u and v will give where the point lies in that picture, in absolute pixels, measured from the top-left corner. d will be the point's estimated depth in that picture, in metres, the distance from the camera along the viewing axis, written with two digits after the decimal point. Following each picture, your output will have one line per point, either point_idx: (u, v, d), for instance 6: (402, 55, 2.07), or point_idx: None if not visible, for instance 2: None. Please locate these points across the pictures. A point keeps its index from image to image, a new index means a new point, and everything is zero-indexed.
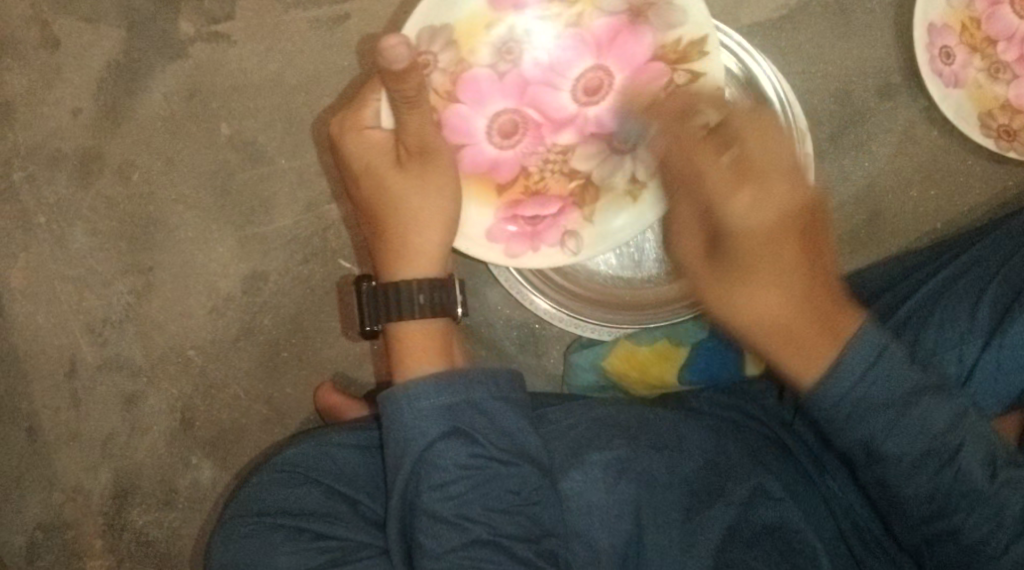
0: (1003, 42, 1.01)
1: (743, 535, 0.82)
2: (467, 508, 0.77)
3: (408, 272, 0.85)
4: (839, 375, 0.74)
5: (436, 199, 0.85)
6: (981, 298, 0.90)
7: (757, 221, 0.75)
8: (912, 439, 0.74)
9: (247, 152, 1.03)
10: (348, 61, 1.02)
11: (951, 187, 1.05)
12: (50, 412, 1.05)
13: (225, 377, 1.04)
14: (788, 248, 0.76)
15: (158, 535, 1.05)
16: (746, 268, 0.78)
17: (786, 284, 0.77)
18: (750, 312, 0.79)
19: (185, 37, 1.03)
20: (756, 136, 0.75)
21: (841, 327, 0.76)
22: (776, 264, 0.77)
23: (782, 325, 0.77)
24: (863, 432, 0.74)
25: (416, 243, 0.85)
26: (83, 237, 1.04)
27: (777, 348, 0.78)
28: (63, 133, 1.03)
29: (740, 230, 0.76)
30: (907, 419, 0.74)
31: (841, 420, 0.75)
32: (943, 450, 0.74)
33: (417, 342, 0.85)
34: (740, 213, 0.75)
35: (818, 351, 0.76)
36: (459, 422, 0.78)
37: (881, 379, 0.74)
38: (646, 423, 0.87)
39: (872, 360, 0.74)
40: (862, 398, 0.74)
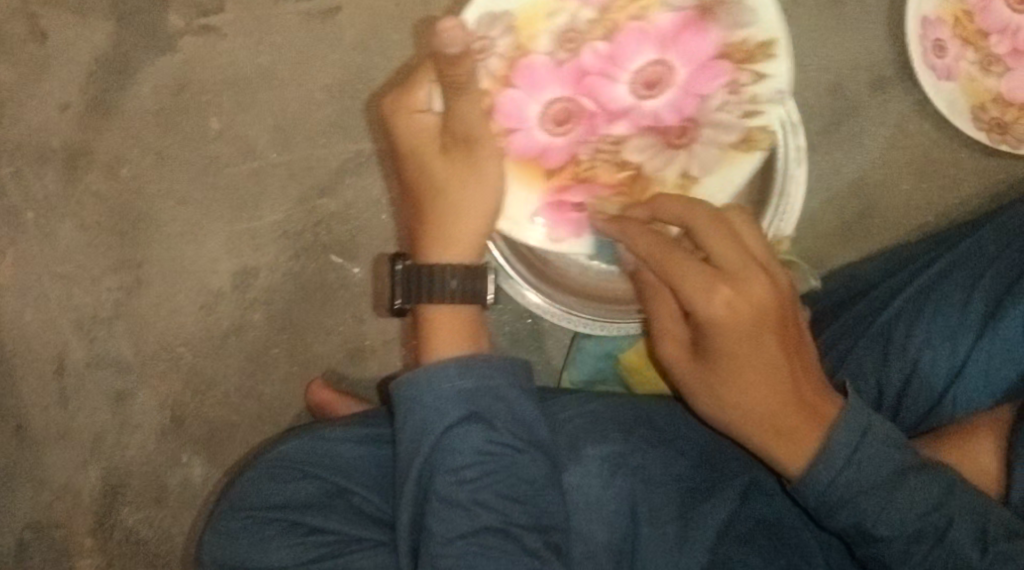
0: (995, 35, 1.00)
1: (740, 530, 0.80)
2: (482, 493, 0.76)
3: (443, 259, 0.86)
4: (826, 460, 0.72)
5: (481, 187, 0.84)
6: (973, 290, 0.90)
7: (732, 314, 0.75)
8: (903, 519, 0.71)
9: (238, 146, 1.02)
10: (339, 55, 1.01)
11: (943, 180, 1.05)
12: (38, 410, 1.04)
13: (216, 374, 1.03)
14: (768, 341, 0.76)
15: (148, 534, 1.04)
16: (730, 365, 0.76)
17: (775, 377, 0.76)
18: (741, 407, 0.77)
19: (174, 30, 1.02)
20: (716, 227, 0.77)
21: (826, 412, 0.75)
22: (758, 359, 0.76)
23: (769, 415, 0.76)
24: (853, 515, 0.72)
25: (456, 231, 0.84)
26: (72, 232, 1.03)
27: (764, 440, 0.76)
28: (51, 127, 1.02)
29: (721, 324, 0.75)
30: (896, 496, 0.71)
31: (835, 503, 0.72)
32: (934, 528, 0.71)
33: (449, 326, 0.86)
34: (717, 308, 0.75)
35: (802, 436, 0.74)
36: (477, 406, 0.78)
37: (868, 461, 0.72)
38: (644, 418, 0.87)
39: (856, 444, 0.72)
40: (850, 479, 0.72)
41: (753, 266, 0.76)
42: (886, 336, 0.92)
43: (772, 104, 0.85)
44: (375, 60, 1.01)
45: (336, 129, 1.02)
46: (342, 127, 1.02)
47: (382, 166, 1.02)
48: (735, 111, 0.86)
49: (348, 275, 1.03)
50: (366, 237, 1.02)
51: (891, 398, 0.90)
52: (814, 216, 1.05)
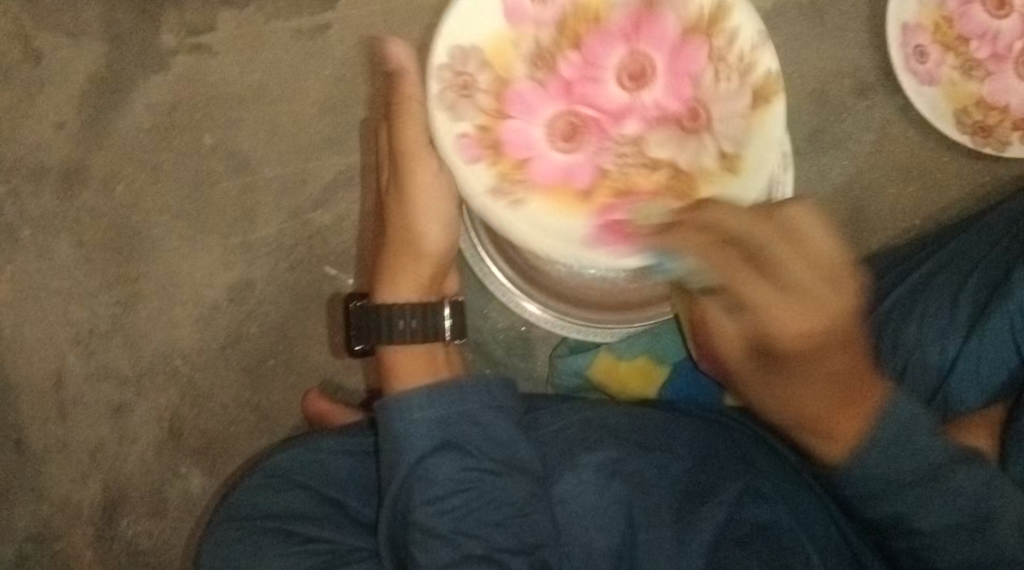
0: (975, 40, 1.02)
1: (735, 534, 0.81)
2: (462, 522, 0.77)
3: (399, 298, 0.90)
4: (860, 455, 0.70)
5: (426, 225, 0.89)
6: (961, 291, 0.91)
7: (803, 335, 0.62)
8: (944, 513, 0.72)
9: (231, 161, 1.04)
10: (330, 70, 1.03)
11: (927, 184, 1.06)
12: (37, 425, 1.05)
13: (213, 386, 1.05)
14: (834, 355, 0.65)
15: (148, 545, 1.05)
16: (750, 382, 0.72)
17: (830, 390, 0.68)
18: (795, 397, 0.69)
19: (166, 48, 1.03)
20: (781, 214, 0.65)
21: (976, 437, 0.76)
22: (823, 368, 0.66)
23: (820, 411, 0.70)
24: (898, 507, 0.72)
25: (404, 267, 0.90)
26: (69, 248, 1.04)
27: (811, 432, 0.72)
28: (46, 146, 1.04)
29: (785, 347, 0.64)
30: (946, 489, 0.72)
31: (875, 493, 0.72)
32: (977, 519, 0.72)
33: (411, 362, 0.89)
34: (780, 321, 0.62)
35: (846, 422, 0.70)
36: (448, 435, 0.79)
37: (903, 449, 0.70)
38: (636, 425, 0.88)
39: (902, 436, 0.70)
40: (884, 470, 0.71)
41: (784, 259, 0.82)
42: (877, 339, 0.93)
43: (760, 53, 0.87)
44: (365, 74, 1.03)
45: (327, 143, 1.04)
46: (334, 141, 1.04)
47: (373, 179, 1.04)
48: (731, 77, 0.87)
49: (341, 286, 1.04)
50: (359, 248, 1.04)
51: None
52: None
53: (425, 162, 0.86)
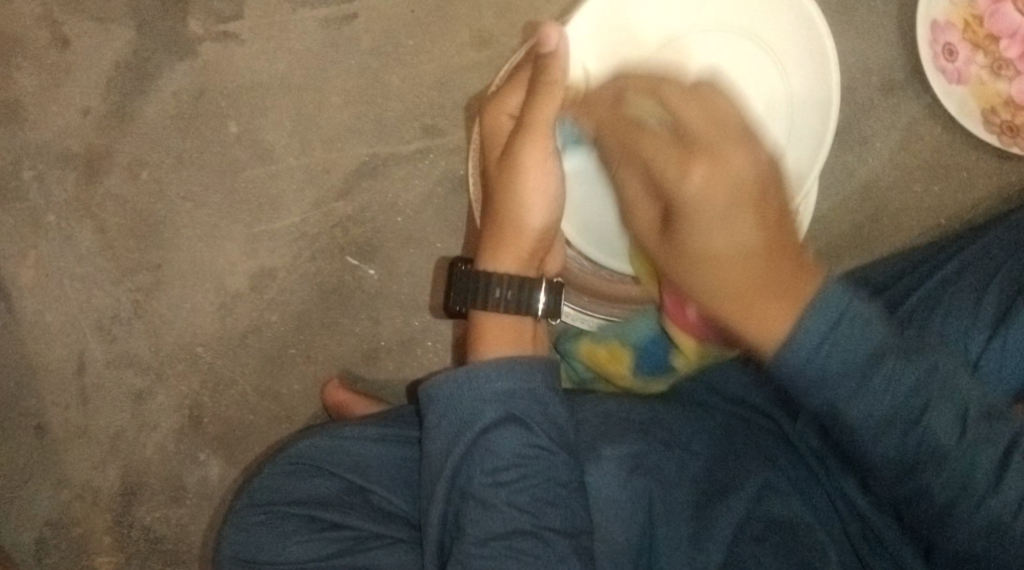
0: (1005, 39, 1.00)
1: (754, 530, 0.81)
2: (516, 496, 0.77)
3: (498, 267, 0.83)
4: (799, 333, 0.63)
5: (529, 202, 0.82)
6: (984, 291, 0.89)
7: (711, 190, 0.62)
8: (878, 404, 0.66)
9: (256, 149, 1.04)
10: (354, 59, 1.03)
11: (955, 183, 1.04)
12: (58, 410, 1.05)
13: (233, 374, 1.05)
14: (697, 169, 0.62)
15: (166, 532, 1.05)
16: (697, 223, 0.63)
17: (751, 274, 0.64)
18: (702, 290, 0.66)
19: (193, 35, 1.04)
20: (692, 99, 0.65)
21: (802, 279, 0.64)
22: (740, 235, 0.63)
23: (739, 281, 0.64)
24: (829, 397, 0.65)
25: (506, 239, 0.83)
26: (93, 234, 1.05)
27: (733, 315, 0.66)
28: (72, 131, 1.04)
29: (703, 200, 0.62)
30: (874, 384, 0.65)
31: (803, 390, 0.65)
32: (910, 412, 0.66)
33: (500, 335, 0.83)
34: (694, 188, 0.62)
35: (773, 315, 0.64)
36: (515, 409, 0.78)
37: (846, 344, 0.64)
38: (658, 419, 0.87)
39: (834, 323, 0.64)
40: (828, 361, 0.64)
41: (743, 138, 0.63)
42: None
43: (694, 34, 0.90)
44: (391, 64, 1.03)
45: (351, 132, 1.03)
46: (358, 131, 1.03)
47: (396, 169, 1.03)
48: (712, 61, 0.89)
49: (362, 276, 1.04)
50: (381, 238, 1.04)
51: None
52: (828, 217, 1.05)
53: (540, 136, 0.79)
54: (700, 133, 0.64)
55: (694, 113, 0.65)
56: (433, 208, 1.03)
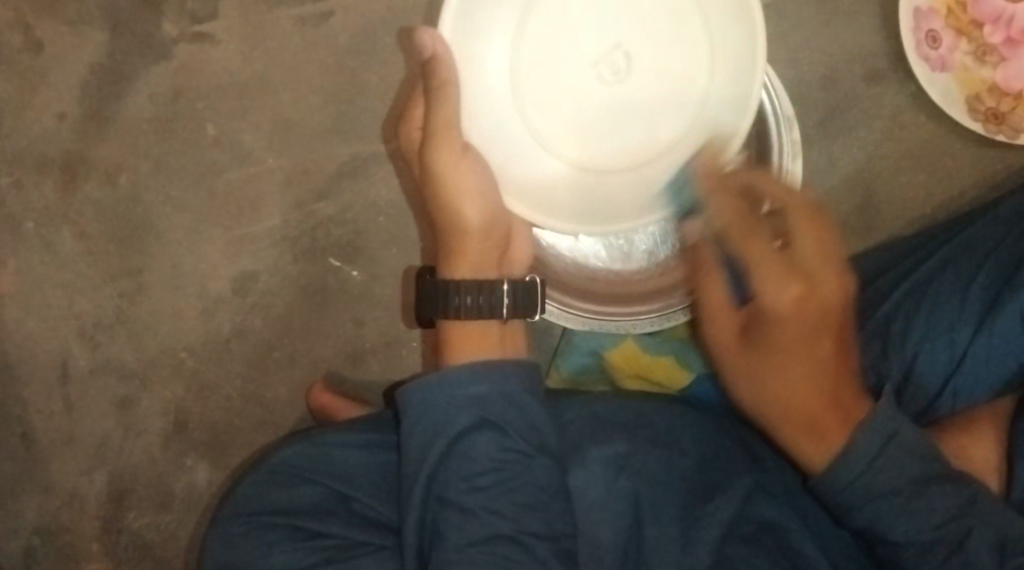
0: (988, 25, 0.99)
1: (741, 530, 0.80)
2: (494, 501, 0.77)
3: (455, 274, 0.83)
4: (851, 454, 0.70)
5: (464, 204, 0.82)
6: (969, 286, 0.89)
7: (800, 312, 0.74)
8: (919, 527, 0.70)
9: (234, 152, 1.03)
10: (332, 59, 1.02)
11: (940, 172, 1.04)
12: (43, 418, 1.05)
13: (217, 379, 1.04)
14: (825, 345, 0.75)
15: (155, 538, 1.05)
16: (773, 353, 0.76)
17: (812, 388, 0.75)
18: (750, 385, 0.78)
19: (168, 37, 1.02)
20: (815, 234, 0.74)
21: (854, 413, 0.74)
22: (812, 354, 0.75)
23: (801, 406, 0.75)
24: (867, 518, 0.71)
25: (454, 246, 0.83)
26: (72, 241, 1.04)
27: (794, 430, 0.75)
28: (49, 137, 1.03)
29: (785, 315, 0.74)
30: (914, 507, 0.70)
31: (848, 507, 0.71)
32: (953, 534, 0.69)
33: (470, 340, 0.83)
34: (785, 302, 0.74)
35: (830, 433, 0.73)
36: (490, 414, 0.78)
37: (890, 470, 0.70)
38: (653, 426, 0.87)
39: (877, 451, 0.70)
40: (873, 481, 0.70)
41: (840, 265, 0.74)
42: (884, 332, 0.91)
43: None
44: (368, 63, 1.02)
45: (330, 133, 1.02)
46: (338, 131, 1.02)
47: (377, 168, 1.02)
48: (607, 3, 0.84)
49: (346, 278, 1.03)
50: (364, 239, 1.03)
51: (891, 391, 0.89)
52: None
53: (449, 139, 0.80)
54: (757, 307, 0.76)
55: (814, 243, 0.74)
56: (415, 208, 1.03)
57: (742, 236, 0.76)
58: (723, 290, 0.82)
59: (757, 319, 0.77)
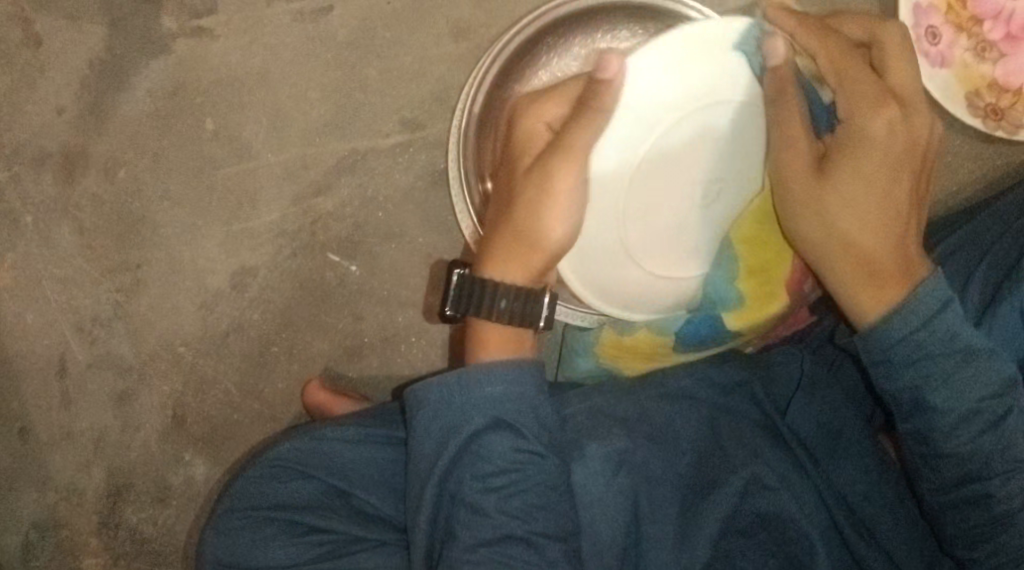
0: (989, 21, 1.00)
1: (739, 525, 0.82)
2: (505, 501, 0.77)
3: (504, 277, 0.81)
4: (895, 319, 0.75)
5: (554, 224, 0.81)
6: (971, 276, 0.90)
7: (889, 133, 0.77)
8: (962, 397, 0.74)
9: (234, 146, 1.03)
10: (332, 54, 1.02)
11: (938, 168, 1.04)
12: (41, 412, 1.05)
13: (216, 373, 1.04)
14: (903, 180, 0.78)
15: (152, 532, 1.05)
16: (850, 170, 0.77)
17: (874, 226, 0.78)
18: (841, 222, 0.78)
19: (168, 31, 1.02)
20: (897, 55, 0.79)
21: (916, 273, 0.78)
22: (869, 195, 0.77)
23: (869, 254, 0.78)
24: (910, 379, 0.75)
25: (522, 251, 0.81)
26: (71, 235, 1.04)
27: (851, 271, 0.78)
28: (47, 131, 1.03)
29: (873, 140, 0.77)
30: (965, 374, 0.75)
31: (895, 362, 0.75)
32: (990, 414, 0.75)
33: (499, 342, 0.82)
34: (874, 126, 0.77)
35: (886, 288, 0.77)
36: (506, 414, 0.77)
37: (939, 331, 0.75)
38: (645, 416, 0.86)
39: (935, 312, 0.75)
40: (920, 343, 0.75)
41: (915, 100, 0.79)
42: None
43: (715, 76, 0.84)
44: (368, 57, 1.02)
45: (329, 128, 1.02)
46: (337, 126, 1.02)
47: (377, 163, 1.02)
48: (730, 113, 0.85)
49: (345, 273, 1.03)
50: (363, 234, 1.03)
51: None
52: None
53: (573, 160, 0.79)
54: (847, 133, 0.78)
55: (857, 83, 0.78)
56: (414, 203, 1.02)
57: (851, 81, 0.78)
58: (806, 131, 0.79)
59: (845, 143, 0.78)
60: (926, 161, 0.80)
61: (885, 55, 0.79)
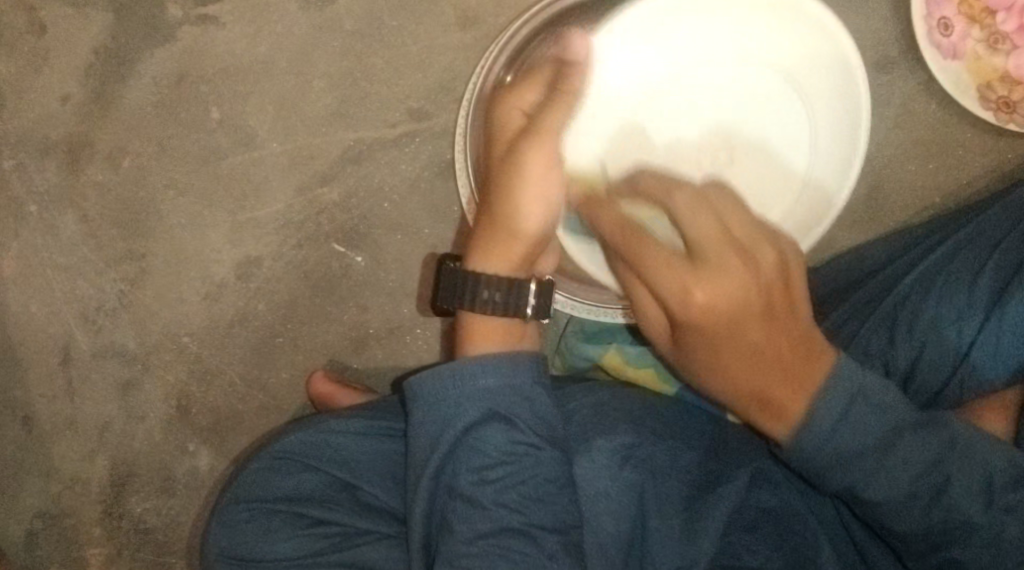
0: (1001, 12, 0.97)
1: (744, 520, 0.80)
2: (502, 493, 0.76)
3: (487, 269, 0.82)
4: (815, 419, 0.72)
5: (528, 206, 0.80)
6: (980, 271, 0.88)
7: (708, 311, 0.73)
8: (897, 482, 0.72)
9: (238, 136, 1.02)
10: (337, 43, 1.01)
11: (949, 160, 1.03)
12: (45, 402, 1.05)
13: (220, 364, 1.04)
14: (752, 328, 0.74)
15: (156, 522, 1.05)
16: (715, 338, 0.74)
17: (760, 365, 0.74)
18: (716, 384, 0.77)
19: (172, 19, 1.01)
20: (697, 201, 0.75)
21: (821, 355, 0.74)
22: (744, 343, 0.74)
23: (766, 377, 0.74)
24: (849, 479, 0.72)
25: (500, 240, 0.81)
26: (76, 224, 1.03)
27: (754, 410, 0.75)
28: (51, 119, 1.02)
29: (706, 315, 0.73)
30: (888, 462, 0.72)
31: (824, 469, 0.72)
32: (932, 485, 0.72)
33: (488, 335, 0.83)
34: (698, 302, 0.72)
35: (794, 393, 0.73)
36: (500, 406, 0.78)
37: (856, 423, 0.72)
38: (652, 413, 0.86)
39: (845, 408, 0.72)
40: (840, 445, 0.72)
41: (748, 243, 0.75)
42: (893, 316, 0.90)
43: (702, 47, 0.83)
44: (374, 46, 1.01)
45: (335, 117, 1.02)
46: (342, 116, 1.01)
47: (383, 154, 1.02)
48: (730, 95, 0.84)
49: (350, 264, 1.03)
50: (368, 225, 1.02)
51: (898, 377, 0.88)
52: None
53: (545, 139, 0.77)
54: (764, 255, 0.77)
55: (696, 213, 0.74)
56: (420, 193, 1.02)
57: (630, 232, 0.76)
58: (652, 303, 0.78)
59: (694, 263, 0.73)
60: (792, 280, 0.76)
61: (681, 207, 0.75)
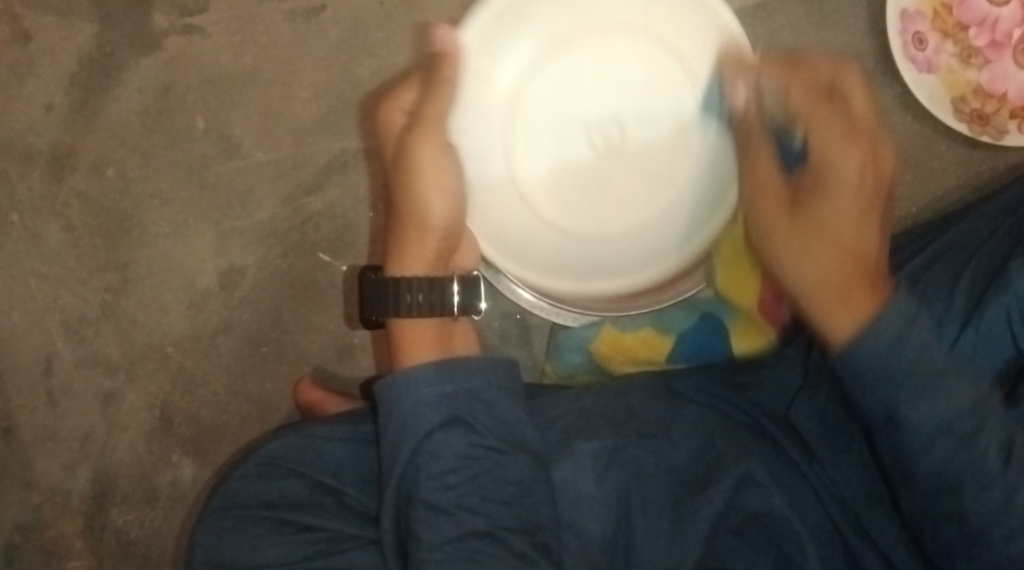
0: (974, 27, 1.00)
1: (731, 522, 0.81)
2: (465, 498, 0.77)
3: (407, 271, 0.84)
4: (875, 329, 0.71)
5: (430, 200, 0.82)
6: (956, 282, 0.89)
7: (840, 263, 0.75)
8: (943, 441, 0.70)
9: (223, 145, 1.02)
10: (323, 53, 1.02)
11: (924, 172, 1.04)
12: (26, 412, 1.04)
13: (204, 374, 1.03)
14: (845, 315, 0.73)
15: (138, 534, 1.04)
16: (810, 233, 0.76)
17: (838, 266, 0.75)
18: (789, 258, 0.78)
19: (159, 29, 1.02)
20: (838, 119, 0.77)
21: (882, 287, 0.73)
22: (836, 246, 0.75)
23: (841, 280, 0.74)
24: (892, 395, 0.71)
25: (414, 240, 0.84)
26: (58, 233, 1.03)
27: (820, 303, 0.75)
28: (36, 128, 1.02)
29: (816, 270, 0.76)
30: (938, 402, 0.70)
31: (877, 389, 0.71)
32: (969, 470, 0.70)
33: (422, 337, 0.84)
34: (809, 261, 0.76)
35: (856, 300, 0.73)
36: (459, 411, 0.78)
37: (916, 361, 0.70)
38: (635, 415, 0.86)
39: (899, 330, 0.71)
40: (895, 356, 0.70)
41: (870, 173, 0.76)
42: None
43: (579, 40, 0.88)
44: (361, 57, 1.01)
45: (320, 128, 1.02)
46: (327, 125, 1.02)
47: (367, 164, 1.02)
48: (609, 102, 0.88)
49: (335, 273, 1.03)
50: (353, 234, 1.02)
51: None
52: None
53: (430, 130, 0.80)
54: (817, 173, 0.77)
55: (849, 161, 0.76)
56: None
57: (814, 104, 0.78)
58: (772, 162, 0.81)
59: (820, 181, 0.77)
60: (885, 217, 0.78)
61: (842, 103, 0.78)
